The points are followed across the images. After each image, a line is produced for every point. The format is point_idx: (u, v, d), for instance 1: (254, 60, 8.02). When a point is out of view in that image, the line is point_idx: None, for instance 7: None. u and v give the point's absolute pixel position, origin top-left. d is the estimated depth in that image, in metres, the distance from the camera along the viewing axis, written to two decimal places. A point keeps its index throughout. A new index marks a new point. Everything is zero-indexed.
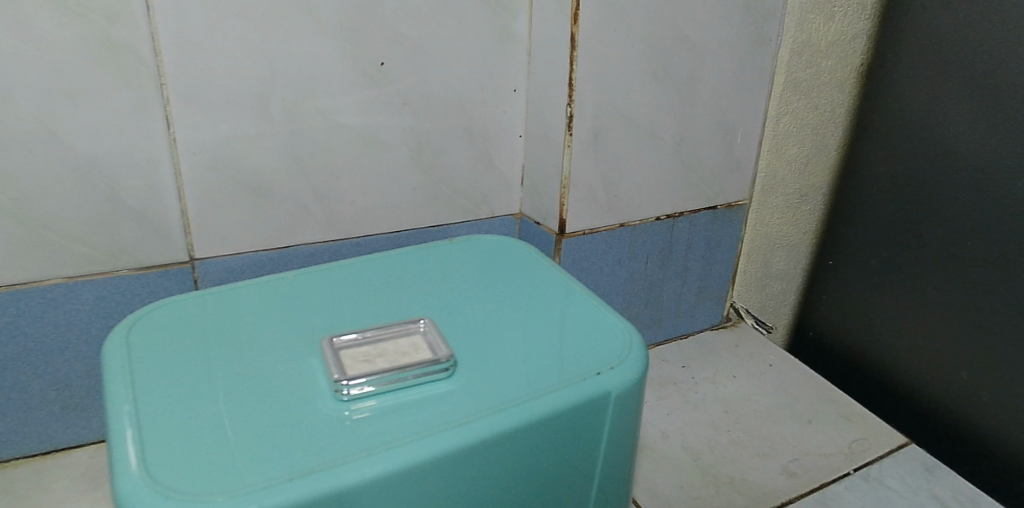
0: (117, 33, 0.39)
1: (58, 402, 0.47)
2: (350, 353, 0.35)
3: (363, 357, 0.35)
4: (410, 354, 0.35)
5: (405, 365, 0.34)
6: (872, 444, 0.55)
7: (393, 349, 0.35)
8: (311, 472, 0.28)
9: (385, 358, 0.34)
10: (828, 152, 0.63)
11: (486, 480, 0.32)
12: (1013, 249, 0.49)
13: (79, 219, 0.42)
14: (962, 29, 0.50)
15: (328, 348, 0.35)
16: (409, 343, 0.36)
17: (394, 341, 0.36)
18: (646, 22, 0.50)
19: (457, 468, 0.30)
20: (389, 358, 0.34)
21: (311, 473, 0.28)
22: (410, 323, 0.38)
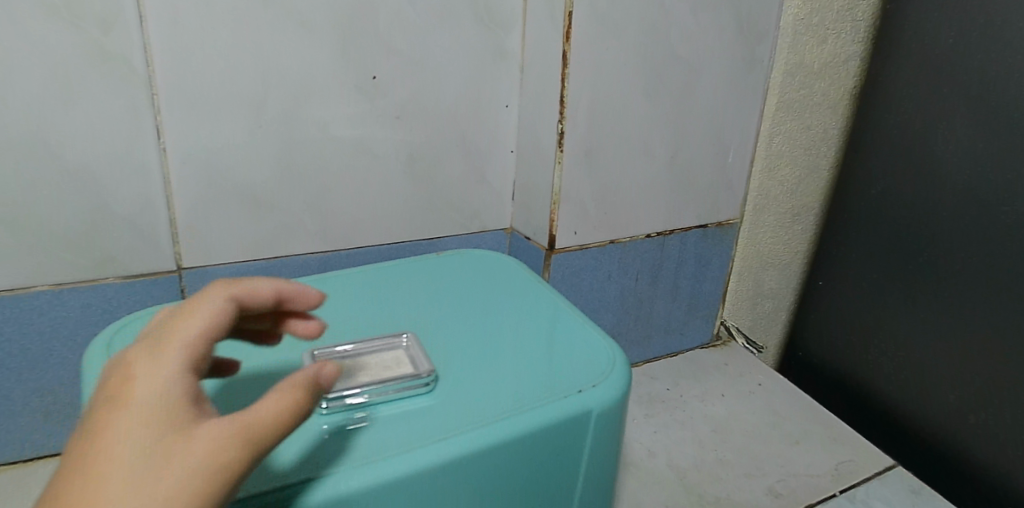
0: (110, 43, 0.39)
1: (40, 410, 0.46)
2: (331, 366, 0.34)
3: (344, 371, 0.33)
4: (394, 369, 0.34)
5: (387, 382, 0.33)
6: (859, 466, 0.55)
7: (375, 364, 0.34)
8: (286, 484, 0.27)
9: (367, 372, 0.33)
10: (819, 173, 0.65)
11: (466, 498, 0.31)
12: (999, 273, 0.51)
13: (67, 226, 0.41)
14: (956, 53, 0.52)
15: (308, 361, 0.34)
16: (392, 358, 0.35)
17: (378, 355, 0.35)
18: (637, 42, 0.50)
19: (437, 486, 0.30)
20: (371, 372, 0.33)
21: (289, 485, 0.27)
22: (393, 336, 0.37)
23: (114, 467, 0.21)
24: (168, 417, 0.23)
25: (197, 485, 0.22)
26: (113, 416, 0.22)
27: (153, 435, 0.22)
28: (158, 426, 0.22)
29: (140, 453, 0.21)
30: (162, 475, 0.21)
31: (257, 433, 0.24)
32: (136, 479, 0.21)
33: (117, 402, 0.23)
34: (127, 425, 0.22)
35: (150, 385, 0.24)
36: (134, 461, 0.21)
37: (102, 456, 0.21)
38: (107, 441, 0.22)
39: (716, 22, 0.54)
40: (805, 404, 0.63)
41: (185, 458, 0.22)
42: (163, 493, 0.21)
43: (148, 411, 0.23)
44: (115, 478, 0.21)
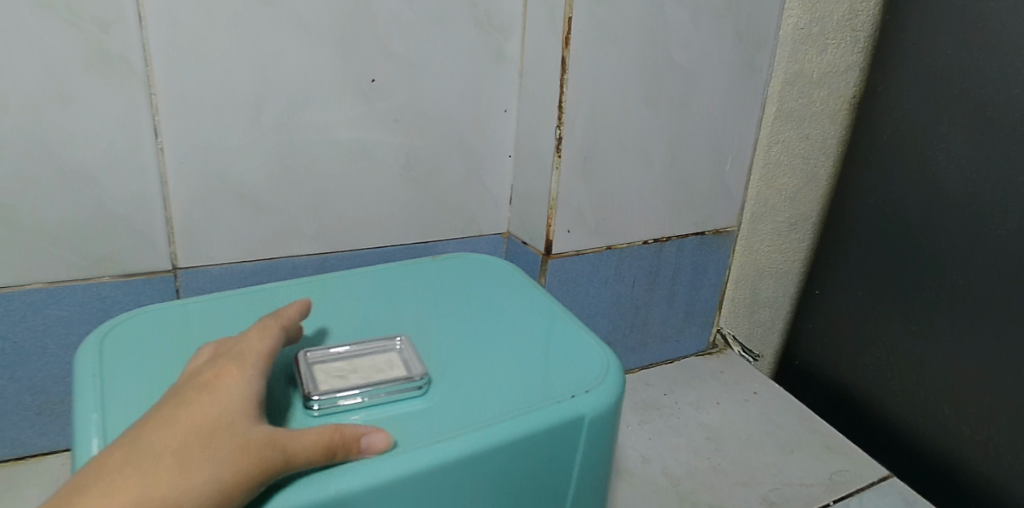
0: (109, 42, 0.39)
1: (33, 407, 0.45)
2: (324, 368, 0.34)
3: (336, 372, 0.33)
4: (387, 371, 0.34)
5: (379, 383, 0.33)
6: (854, 476, 0.55)
7: (368, 366, 0.34)
8: (276, 486, 0.27)
9: (359, 374, 0.33)
10: (818, 182, 0.66)
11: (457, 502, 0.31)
12: (997, 285, 0.51)
13: (63, 225, 0.41)
14: (954, 65, 0.52)
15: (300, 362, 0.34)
16: (385, 359, 0.35)
17: (372, 356, 0.35)
18: (636, 49, 0.50)
19: (430, 488, 0.29)
20: (363, 374, 0.33)
21: (279, 486, 0.27)
22: (388, 339, 0.37)
23: (191, 429, 0.25)
24: (239, 409, 0.26)
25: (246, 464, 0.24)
26: (196, 397, 0.27)
27: (226, 416, 0.26)
28: (233, 412, 0.26)
29: (213, 424, 0.25)
30: (226, 445, 0.24)
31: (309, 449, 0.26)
32: (205, 441, 0.24)
33: (199, 391, 0.27)
34: (205, 406, 0.26)
35: (228, 386, 0.27)
36: (207, 429, 0.25)
37: (182, 421, 0.25)
38: (189, 412, 0.26)
39: (715, 30, 0.54)
40: (799, 413, 0.63)
41: (249, 438, 0.25)
42: (223, 458, 0.24)
43: (226, 400, 0.27)
44: (188, 437, 0.24)
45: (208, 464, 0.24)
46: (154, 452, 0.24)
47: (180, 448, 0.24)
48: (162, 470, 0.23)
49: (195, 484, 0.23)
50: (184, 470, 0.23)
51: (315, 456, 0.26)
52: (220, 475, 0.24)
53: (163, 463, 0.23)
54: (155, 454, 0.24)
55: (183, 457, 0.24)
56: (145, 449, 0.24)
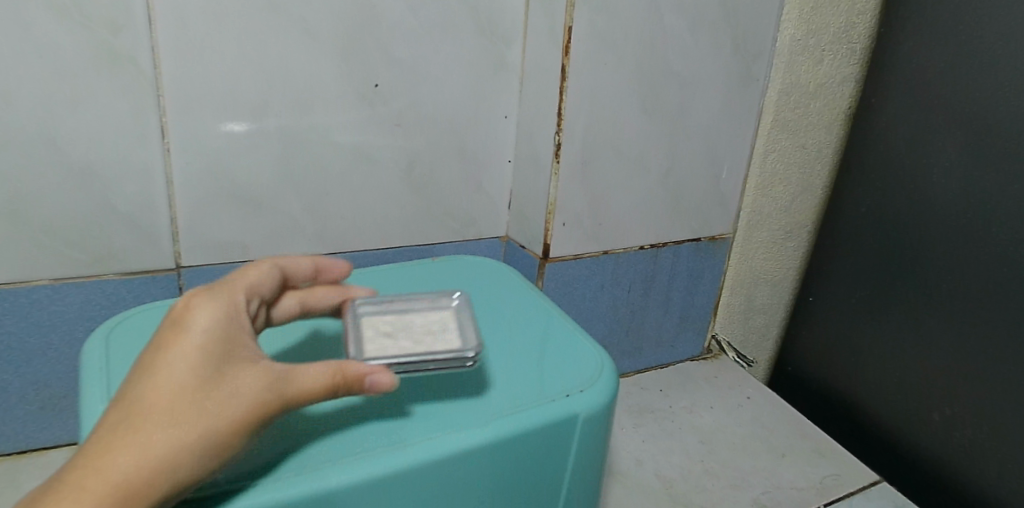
0: (119, 44, 0.39)
1: (36, 403, 0.46)
2: (374, 323, 0.34)
3: (386, 330, 0.34)
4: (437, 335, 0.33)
5: (426, 347, 0.32)
6: (845, 480, 0.56)
7: (419, 328, 0.34)
8: (277, 479, 0.27)
9: (408, 334, 0.33)
10: (813, 191, 0.67)
11: (450, 497, 0.31)
12: (988, 295, 0.52)
13: (71, 223, 0.42)
14: (945, 78, 0.53)
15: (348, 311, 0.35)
16: (438, 321, 0.35)
17: (425, 318, 0.35)
18: (635, 57, 0.52)
19: (421, 485, 0.30)
20: (413, 334, 0.33)
21: (280, 479, 0.27)
22: (442, 297, 0.37)
23: (173, 380, 0.24)
24: (218, 351, 0.26)
25: (236, 413, 0.24)
26: (172, 339, 0.25)
27: (207, 362, 0.25)
28: (214, 356, 0.25)
29: (195, 371, 0.24)
30: (213, 396, 0.24)
31: (302, 383, 0.27)
32: (189, 392, 0.24)
33: (173, 331, 0.26)
34: (181, 350, 0.25)
35: (202, 322, 0.26)
36: (191, 380, 0.24)
37: (162, 370, 0.24)
38: (167, 359, 0.25)
39: (712, 41, 0.55)
40: (793, 418, 0.64)
41: (235, 385, 0.25)
42: (212, 408, 0.24)
43: (203, 340, 0.26)
44: (171, 388, 0.24)
45: (197, 417, 0.24)
46: (139, 408, 0.23)
47: (164, 401, 0.24)
48: (152, 427, 0.23)
49: (188, 439, 0.23)
50: (174, 424, 0.23)
51: (310, 388, 0.27)
52: (211, 426, 0.24)
53: (150, 420, 0.23)
54: (141, 410, 0.23)
55: (170, 409, 0.23)
56: (134, 401, 0.24)
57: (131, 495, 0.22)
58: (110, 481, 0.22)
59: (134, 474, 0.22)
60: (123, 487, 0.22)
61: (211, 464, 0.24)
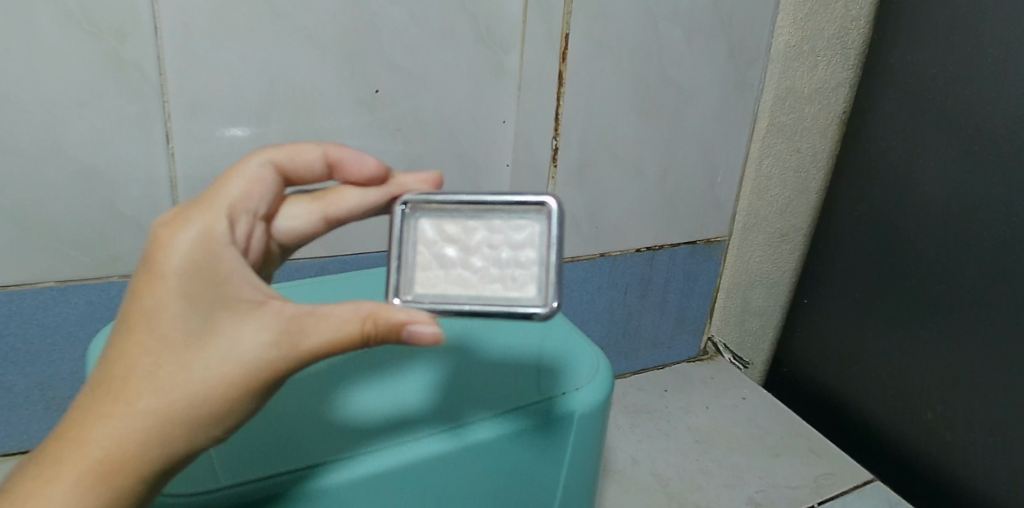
0: (125, 51, 0.40)
1: (41, 402, 0.47)
2: (436, 232, 0.29)
3: (449, 244, 0.29)
4: (504, 262, 0.28)
5: (491, 285, 0.28)
6: (838, 479, 0.56)
7: (484, 242, 0.29)
8: (283, 471, 0.29)
9: (477, 258, 0.29)
10: (808, 195, 0.68)
11: (448, 490, 0.32)
12: (979, 298, 0.53)
13: (77, 226, 0.43)
14: (936, 83, 0.55)
15: (398, 215, 0.29)
16: (516, 233, 0.29)
17: (493, 224, 0.29)
18: (631, 62, 0.53)
19: (418, 477, 0.31)
20: (482, 258, 0.29)
21: (285, 473, 0.29)
22: (528, 207, 0.28)
23: (156, 342, 0.24)
24: (205, 300, 0.25)
25: (229, 378, 0.24)
26: (149, 285, 0.25)
27: (192, 319, 0.25)
28: (200, 309, 0.25)
29: (179, 331, 0.24)
30: (202, 361, 0.24)
31: (306, 339, 0.25)
32: (175, 358, 0.24)
33: (151, 273, 0.25)
34: (161, 302, 0.24)
35: (182, 262, 0.25)
36: (179, 341, 0.24)
37: (144, 326, 0.24)
38: (148, 313, 0.24)
39: (708, 47, 0.56)
40: (787, 418, 0.65)
41: (226, 347, 0.25)
42: (205, 375, 0.24)
43: (182, 285, 0.25)
44: (158, 352, 0.24)
45: (185, 384, 0.24)
46: (124, 373, 0.24)
47: (150, 367, 0.24)
48: (138, 395, 0.24)
49: (178, 407, 0.24)
50: (161, 394, 0.24)
51: (317, 344, 0.26)
52: (201, 394, 0.24)
53: (137, 388, 0.24)
54: (126, 376, 0.24)
55: (156, 377, 0.24)
56: (125, 365, 0.24)
57: (122, 464, 0.23)
58: (99, 450, 0.23)
59: (124, 445, 0.23)
60: (111, 457, 0.23)
61: (211, 428, 0.25)
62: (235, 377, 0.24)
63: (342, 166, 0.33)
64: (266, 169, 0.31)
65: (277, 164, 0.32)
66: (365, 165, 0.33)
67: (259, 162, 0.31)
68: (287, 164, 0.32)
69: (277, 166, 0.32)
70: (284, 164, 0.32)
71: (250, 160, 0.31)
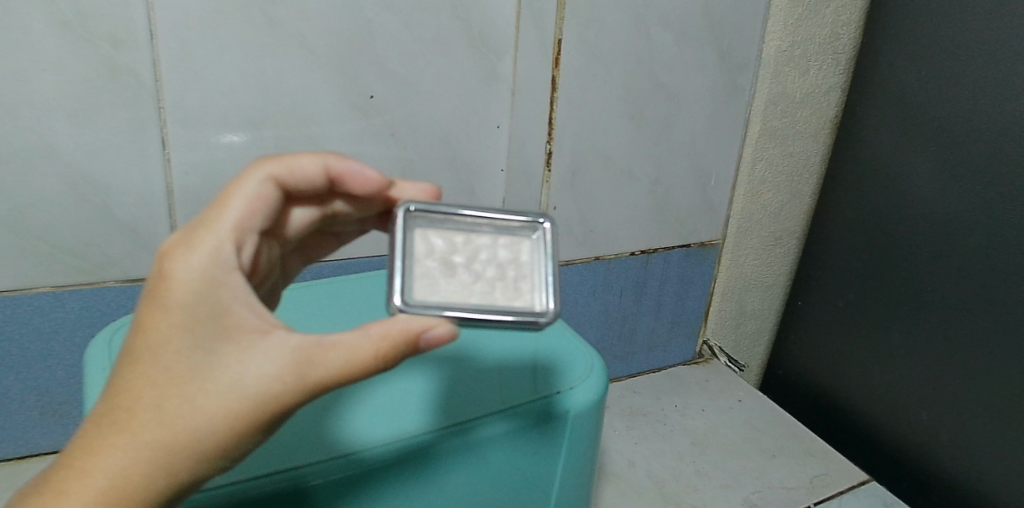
0: (120, 58, 0.41)
1: (36, 407, 0.47)
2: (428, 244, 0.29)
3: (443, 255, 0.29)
4: (497, 273, 0.29)
5: (491, 293, 0.28)
6: (833, 480, 0.57)
7: (478, 256, 0.29)
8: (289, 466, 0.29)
9: (473, 269, 0.29)
10: (802, 199, 0.68)
11: (442, 486, 0.33)
12: (969, 298, 0.53)
13: (73, 231, 0.43)
14: (924, 88, 0.55)
15: (400, 218, 0.28)
16: (509, 249, 0.30)
17: (483, 241, 0.30)
18: (624, 67, 0.54)
19: (414, 473, 0.32)
20: (477, 269, 0.29)
21: (296, 469, 0.29)
22: (520, 226, 0.31)
23: (159, 374, 0.24)
24: (207, 332, 0.25)
25: (235, 413, 0.24)
26: (153, 316, 0.25)
27: (196, 351, 0.24)
28: (203, 341, 0.24)
29: (183, 364, 0.24)
30: (206, 394, 0.24)
31: (312, 370, 0.25)
32: (180, 392, 0.24)
33: (154, 304, 0.25)
34: (164, 334, 0.24)
35: (183, 292, 0.25)
36: (183, 373, 0.24)
37: (147, 358, 0.24)
38: (152, 345, 0.24)
39: (699, 52, 0.57)
40: (782, 419, 0.65)
41: (231, 380, 0.24)
42: (210, 407, 0.24)
43: (184, 318, 0.24)
44: (162, 383, 0.24)
45: (190, 417, 0.24)
46: (128, 406, 0.24)
47: (154, 399, 0.24)
48: (143, 428, 0.24)
49: (183, 441, 0.24)
50: (164, 426, 0.24)
51: (327, 374, 0.25)
52: (207, 428, 0.24)
53: (141, 420, 0.24)
54: (131, 407, 0.24)
55: (161, 409, 0.24)
56: (129, 396, 0.24)
57: (124, 498, 0.23)
58: (101, 485, 0.23)
59: (128, 478, 0.23)
60: (115, 491, 0.23)
61: (216, 458, 0.25)
62: (240, 410, 0.24)
63: (342, 178, 0.32)
64: (268, 188, 0.29)
65: (277, 181, 0.30)
66: (367, 177, 0.32)
67: (259, 180, 0.29)
68: (288, 179, 0.30)
69: (278, 182, 0.30)
70: (285, 180, 0.30)
71: (248, 177, 0.29)
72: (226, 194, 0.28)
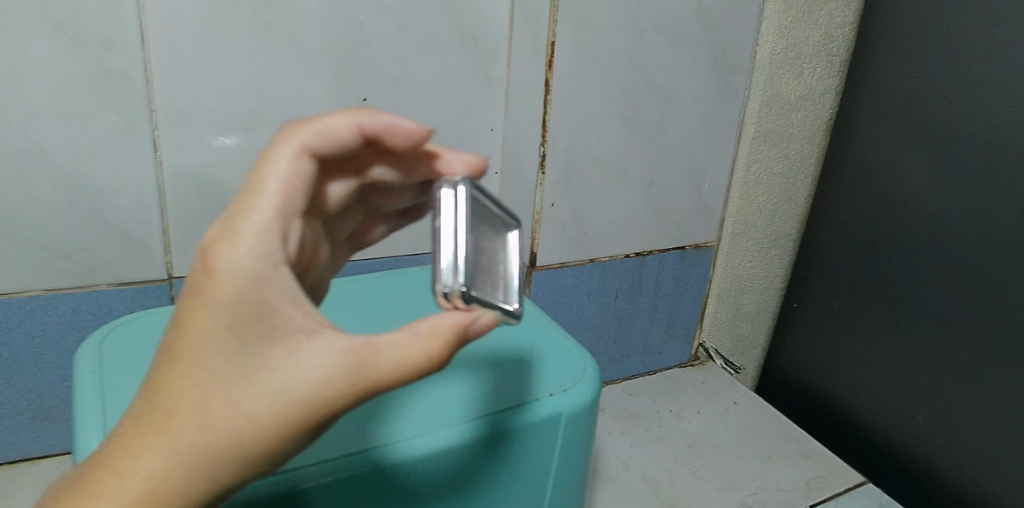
0: (111, 60, 0.40)
1: (28, 412, 0.47)
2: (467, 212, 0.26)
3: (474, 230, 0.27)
4: (495, 262, 0.28)
5: (494, 284, 0.28)
6: (830, 482, 0.57)
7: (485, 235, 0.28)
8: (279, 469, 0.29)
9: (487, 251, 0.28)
10: (797, 201, 0.68)
11: (463, 484, 0.33)
12: (965, 300, 0.53)
13: (63, 235, 0.43)
14: (918, 89, 0.55)
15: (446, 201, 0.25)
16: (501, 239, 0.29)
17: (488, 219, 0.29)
18: (618, 70, 0.54)
19: (442, 469, 0.32)
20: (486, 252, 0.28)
21: (290, 473, 0.29)
22: (511, 221, 0.30)
23: (201, 374, 0.22)
24: (251, 331, 0.22)
25: (281, 417, 0.23)
26: (194, 309, 0.22)
27: (241, 350, 0.22)
28: (246, 341, 0.22)
29: (228, 363, 0.22)
30: (251, 397, 0.22)
31: (361, 373, 0.23)
32: (223, 394, 0.22)
33: (195, 297, 0.22)
34: (207, 330, 0.22)
35: (227, 287, 0.22)
36: (226, 374, 0.22)
37: (188, 355, 0.22)
38: (193, 342, 0.22)
39: (692, 55, 0.57)
40: (779, 422, 0.65)
41: (279, 381, 0.23)
42: (255, 411, 0.22)
43: (226, 316, 0.22)
44: (203, 384, 0.22)
45: (235, 420, 0.22)
46: (169, 405, 0.22)
47: (197, 399, 0.22)
48: (184, 431, 0.22)
49: (227, 444, 0.22)
50: (206, 430, 0.22)
51: (376, 378, 0.24)
52: (250, 432, 0.22)
53: (184, 421, 0.22)
54: (170, 408, 0.22)
55: (204, 411, 0.22)
56: (167, 396, 0.22)
57: (161, 503, 0.21)
58: (139, 489, 0.21)
59: (167, 485, 0.22)
60: (153, 497, 0.21)
61: (259, 464, 0.23)
62: (286, 414, 0.23)
63: (380, 139, 0.28)
64: (303, 162, 0.25)
65: (312, 151, 0.25)
66: (405, 131, 0.28)
67: (290, 154, 0.24)
68: (322, 149, 0.26)
69: (312, 153, 0.25)
70: (318, 151, 0.25)
71: (277, 154, 0.24)
72: (256, 173, 0.24)
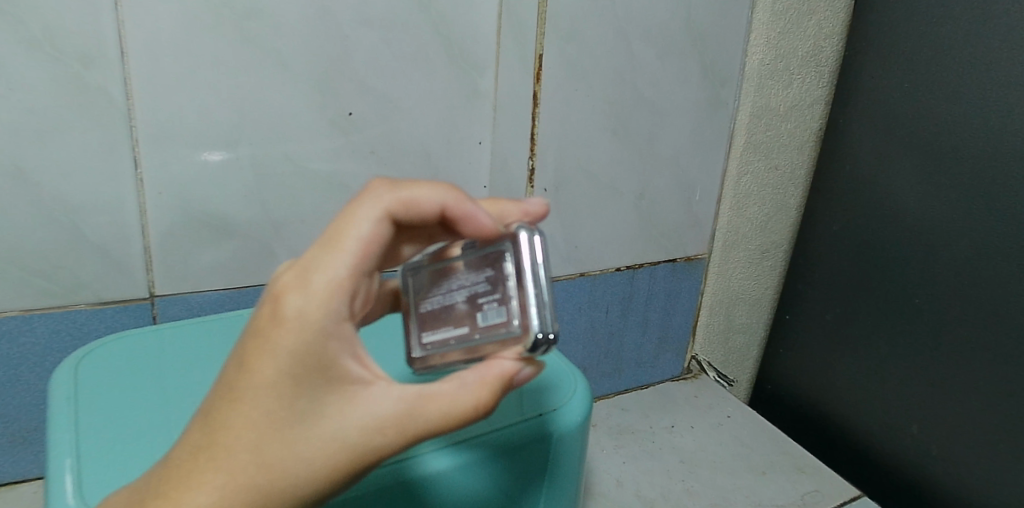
0: (90, 76, 0.40)
1: (5, 436, 0.46)
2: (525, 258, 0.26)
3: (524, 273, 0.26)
4: None
5: None
6: (825, 496, 0.56)
7: None
8: None
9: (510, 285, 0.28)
10: (789, 212, 0.68)
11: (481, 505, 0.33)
12: (958, 312, 0.53)
13: (41, 253, 0.42)
14: (908, 101, 0.55)
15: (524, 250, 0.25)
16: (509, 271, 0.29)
17: None
18: (606, 83, 0.53)
19: (452, 488, 0.32)
20: None
21: None
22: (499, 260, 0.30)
23: (259, 414, 0.22)
24: (313, 380, 0.23)
25: (333, 462, 0.23)
26: (260, 355, 0.22)
27: (300, 396, 0.22)
28: (307, 388, 0.22)
29: (286, 409, 0.22)
30: (307, 440, 0.23)
31: (413, 423, 0.24)
32: (281, 436, 0.22)
33: (263, 343, 0.22)
34: (269, 376, 0.22)
35: (299, 337, 0.22)
36: (283, 415, 0.22)
37: (248, 396, 0.22)
38: (255, 385, 0.22)
39: (682, 67, 0.57)
40: (772, 436, 0.64)
41: (334, 429, 0.23)
42: (311, 455, 0.23)
43: (290, 364, 0.22)
44: (258, 425, 0.22)
45: (291, 464, 0.22)
46: (227, 443, 0.22)
47: (254, 441, 0.22)
48: (240, 467, 0.22)
49: (283, 485, 0.22)
50: (263, 469, 0.22)
51: (429, 427, 0.24)
52: (304, 475, 0.23)
53: (241, 459, 0.22)
54: (228, 443, 0.22)
55: (261, 451, 0.22)
56: (223, 431, 0.22)
57: None
58: None
59: None
60: None
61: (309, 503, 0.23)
62: (341, 460, 0.23)
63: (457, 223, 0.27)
64: (384, 228, 0.24)
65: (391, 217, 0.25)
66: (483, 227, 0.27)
67: (374, 216, 0.24)
68: (401, 217, 0.26)
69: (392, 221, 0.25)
70: (398, 217, 0.25)
71: (360, 214, 0.24)
72: (335, 231, 0.24)
